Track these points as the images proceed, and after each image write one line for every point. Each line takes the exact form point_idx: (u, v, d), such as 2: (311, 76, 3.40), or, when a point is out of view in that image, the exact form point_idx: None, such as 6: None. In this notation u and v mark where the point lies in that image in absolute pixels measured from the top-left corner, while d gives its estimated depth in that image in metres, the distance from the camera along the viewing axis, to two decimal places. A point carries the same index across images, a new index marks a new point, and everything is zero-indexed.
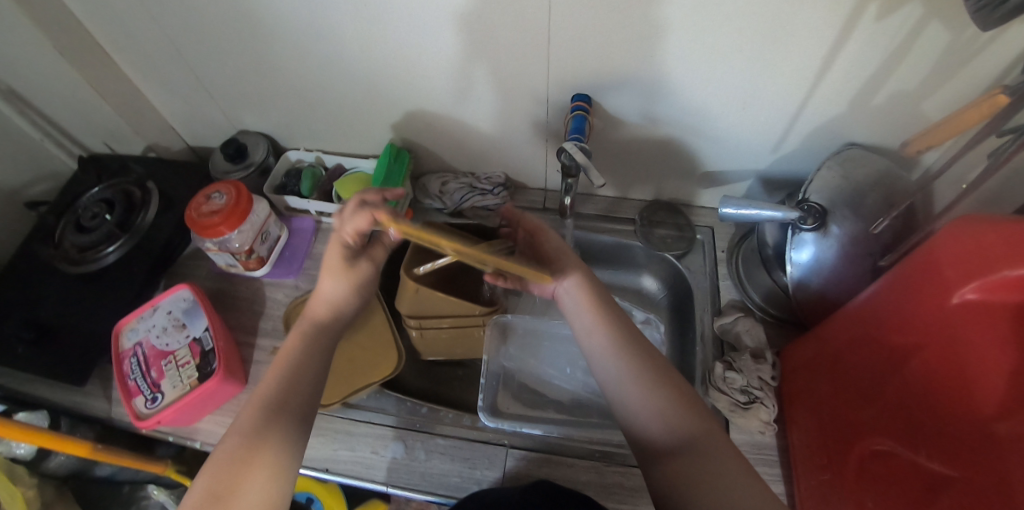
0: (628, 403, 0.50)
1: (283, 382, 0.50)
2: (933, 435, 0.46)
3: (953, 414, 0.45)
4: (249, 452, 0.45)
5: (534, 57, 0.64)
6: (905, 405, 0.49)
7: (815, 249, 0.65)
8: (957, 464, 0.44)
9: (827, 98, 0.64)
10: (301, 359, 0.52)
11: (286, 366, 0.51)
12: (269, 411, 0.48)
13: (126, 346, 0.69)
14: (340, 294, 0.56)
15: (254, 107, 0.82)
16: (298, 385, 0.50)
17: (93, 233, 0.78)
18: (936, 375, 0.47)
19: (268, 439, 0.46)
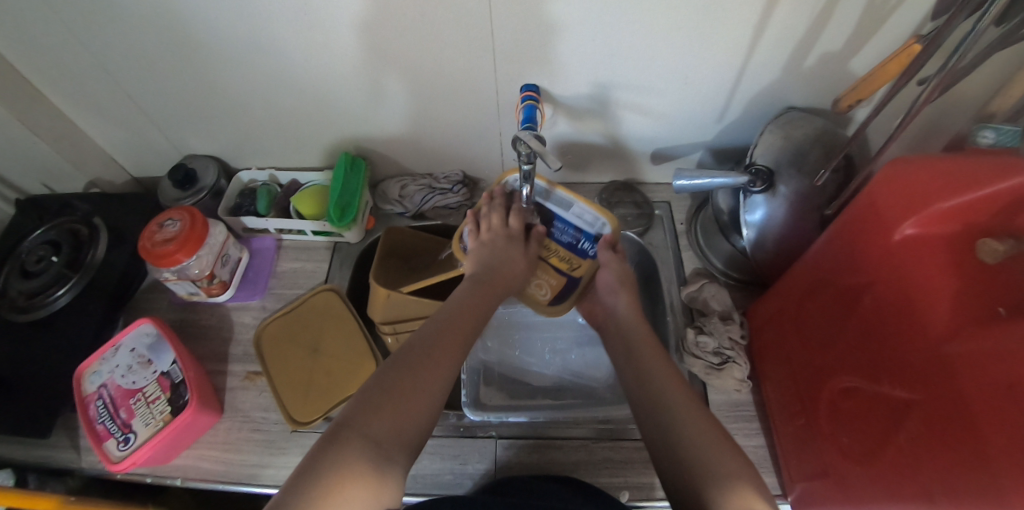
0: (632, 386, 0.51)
1: (405, 386, 0.45)
2: (891, 365, 0.48)
3: (904, 342, 0.47)
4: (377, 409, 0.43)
5: (479, 52, 0.65)
6: (864, 341, 0.52)
7: (766, 210, 0.68)
8: (915, 388, 0.46)
9: (763, 64, 0.67)
10: (430, 366, 0.48)
11: (416, 366, 0.47)
12: (396, 396, 0.44)
13: (89, 390, 0.66)
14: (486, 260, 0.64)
15: (200, 130, 0.80)
16: (421, 396, 0.45)
17: (40, 277, 0.76)
18: (887, 310, 0.50)
19: (393, 411, 0.44)
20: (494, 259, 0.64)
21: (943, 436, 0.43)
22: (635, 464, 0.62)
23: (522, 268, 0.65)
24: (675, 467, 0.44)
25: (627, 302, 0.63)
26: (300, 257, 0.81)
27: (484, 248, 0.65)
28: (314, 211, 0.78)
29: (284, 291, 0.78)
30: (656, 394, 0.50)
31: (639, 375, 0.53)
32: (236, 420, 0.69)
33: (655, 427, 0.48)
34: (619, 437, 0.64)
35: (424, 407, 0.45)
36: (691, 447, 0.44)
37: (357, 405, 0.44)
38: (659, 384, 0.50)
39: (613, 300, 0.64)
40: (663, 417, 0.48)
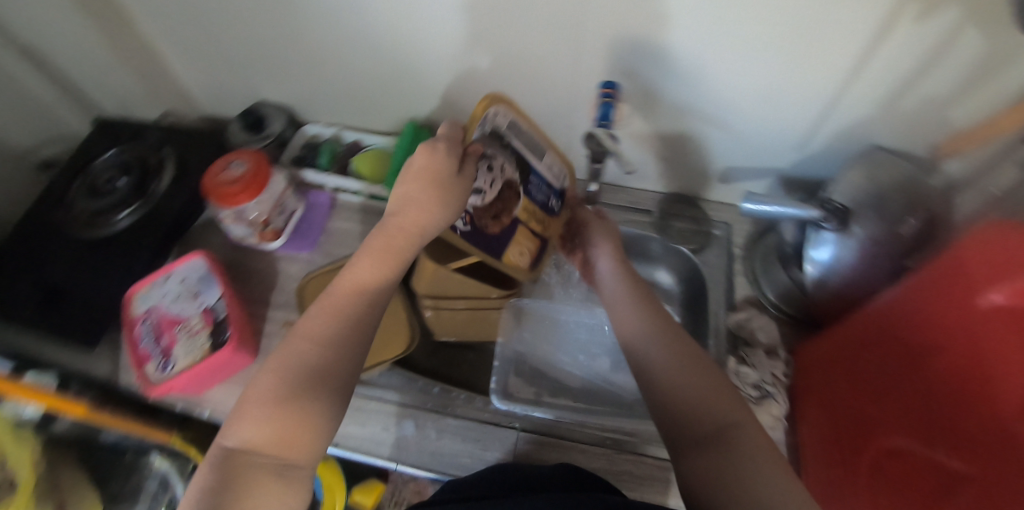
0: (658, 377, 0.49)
1: (300, 400, 0.44)
2: (951, 434, 0.47)
3: (970, 413, 0.45)
4: (274, 419, 0.44)
5: (566, 41, 0.63)
6: (923, 404, 0.50)
7: (835, 249, 0.64)
8: (976, 463, 0.44)
9: (857, 97, 0.63)
10: (327, 364, 0.46)
11: (310, 374, 0.45)
12: (290, 404, 0.44)
13: (138, 311, 0.69)
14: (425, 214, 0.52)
15: (274, 79, 0.81)
16: (315, 401, 0.45)
17: (108, 197, 0.78)
18: (958, 376, 0.48)
19: (289, 417, 0.44)
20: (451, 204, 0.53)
21: None
22: (654, 482, 0.61)
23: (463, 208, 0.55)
24: (684, 473, 0.45)
25: (612, 255, 0.64)
26: (352, 218, 0.82)
27: (433, 197, 0.51)
28: (373, 172, 0.79)
29: (332, 248, 0.79)
30: (657, 386, 0.49)
31: (642, 364, 0.51)
32: None
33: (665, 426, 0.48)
34: (641, 451, 0.62)
35: (319, 410, 0.45)
36: (699, 448, 0.44)
37: (250, 427, 0.43)
38: (663, 374, 0.49)
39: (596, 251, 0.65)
40: (674, 419, 0.47)
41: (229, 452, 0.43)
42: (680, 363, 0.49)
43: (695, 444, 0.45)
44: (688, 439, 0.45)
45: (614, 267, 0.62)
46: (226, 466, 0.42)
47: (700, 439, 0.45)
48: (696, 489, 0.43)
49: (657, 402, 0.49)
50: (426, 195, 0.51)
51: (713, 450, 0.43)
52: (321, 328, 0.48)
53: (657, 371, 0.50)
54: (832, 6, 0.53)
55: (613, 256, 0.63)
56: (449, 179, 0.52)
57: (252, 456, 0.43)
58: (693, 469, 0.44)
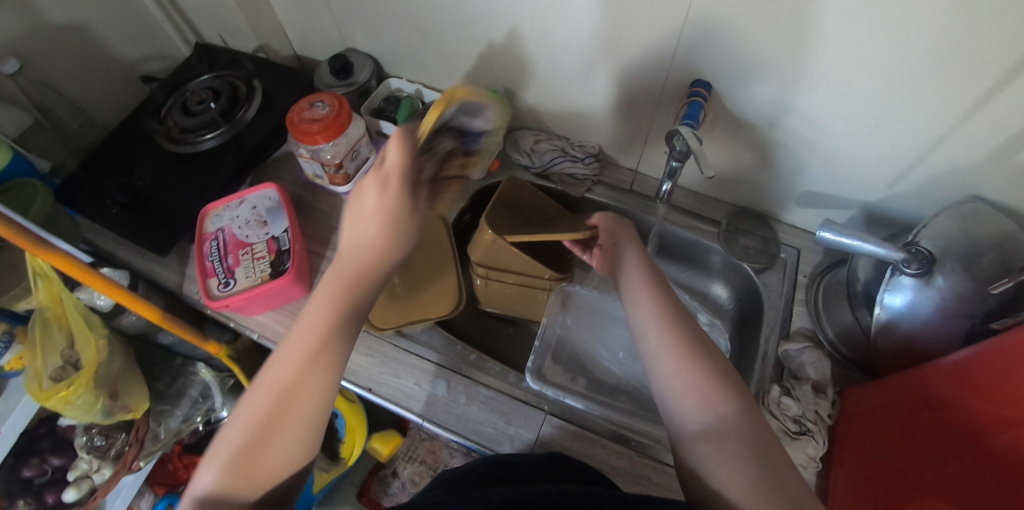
0: (668, 384, 0.46)
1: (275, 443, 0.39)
2: (969, 490, 0.45)
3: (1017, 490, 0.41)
4: (252, 456, 0.39)
5: (665, 32, 0.61)
6: (972, 474, 0.45)
7: (911, 297, 0.61)
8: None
9: (970, 140, 0.58)
10: (300, 404, 0.41)
11: (283, 413, 0.40)
12: (271, 437, 0.39)
13: (209, 229, 0.73)
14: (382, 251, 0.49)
15: (368, 28, 0.82)
16: (288, 443, 0.40)
17: (198, 117, 0.83)
18: (990, 434, 0.46)
19: (268, 453, 0.39)
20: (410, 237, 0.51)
21: None
22: (673, 493, 0.59)
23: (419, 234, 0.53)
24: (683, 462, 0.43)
25: (637, 247, 0.58)
26: None
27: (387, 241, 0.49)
28: None
29: None
30: (658, 368, 0.47)
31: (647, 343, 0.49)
32: None
33: (665, 409, 0.45)
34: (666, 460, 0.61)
35: (293, 451, 0.40)
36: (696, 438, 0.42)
37: (220, 482, 0.38)
38: (668, 357, 0.47)
39: (622, 243, 0.59)
40: (671, 404, 0.45)
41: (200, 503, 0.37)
42: (680, 349, 0.47)
43: (696, 433, 0.43)
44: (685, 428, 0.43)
45: (643, 264, 0.56)
46: None
47: (696, 429, 0.43)
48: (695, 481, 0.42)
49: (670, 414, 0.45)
50: (382, 238, 0.49)
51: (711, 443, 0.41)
52: (293, 361, 0.42)
53: (658, 351, 0.47)
54: (961, 39, 0.49)
55: (639, 249, 0.58)
56: (405, 220, 0.50)
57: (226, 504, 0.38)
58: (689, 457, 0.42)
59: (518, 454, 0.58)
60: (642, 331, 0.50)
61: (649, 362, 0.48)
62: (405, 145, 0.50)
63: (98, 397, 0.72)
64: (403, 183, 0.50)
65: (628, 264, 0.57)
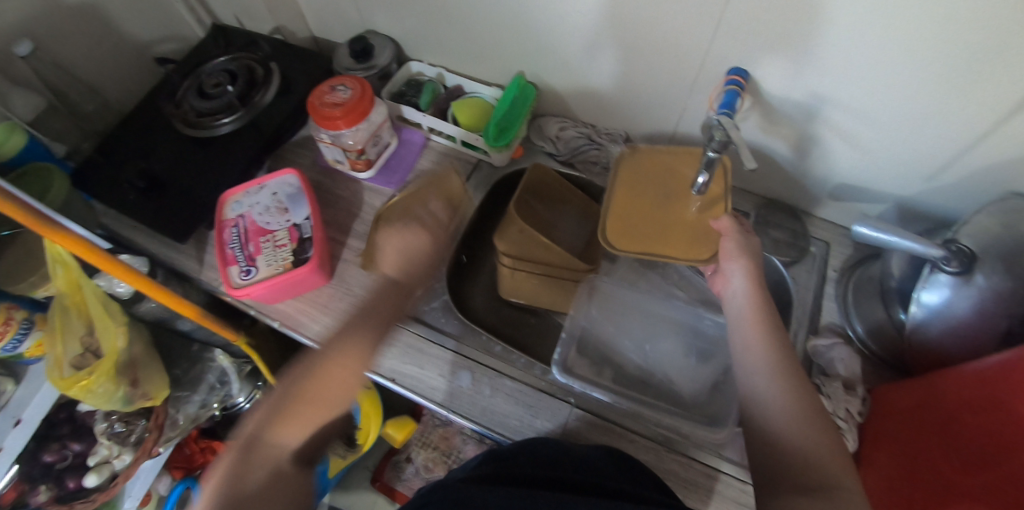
0: (768, 413, 0.48)
1: (311, 389, 0.51)
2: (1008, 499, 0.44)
3: None
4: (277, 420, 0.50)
5: (703, 20, 0.59)
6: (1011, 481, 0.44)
7: (948, 295, 0.59)
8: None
9: (1014, 138, 0.57)
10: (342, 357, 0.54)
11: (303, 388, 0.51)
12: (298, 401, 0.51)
13: (229, 216, 0.72)
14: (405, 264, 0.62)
15: (388, 10, 0.80)
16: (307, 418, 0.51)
17: (215, 101, 0.81)
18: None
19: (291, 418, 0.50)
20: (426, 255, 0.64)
21: None
22: (699, 488, 0.59)
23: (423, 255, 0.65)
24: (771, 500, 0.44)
25: (748, 272, 0.58)
26: (440, 162, 0.81)
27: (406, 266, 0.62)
28: (470, 122, 0.77)
29: None
30: (766, 416, 0.48)
31: (756, 383, 0.50)
32: (341, 291, 0.72)
33: (764, 453, 0.47)
34: (694, 455, 0.61)
35: (310, 426, 0.50)
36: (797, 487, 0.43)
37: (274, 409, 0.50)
38: (774, 409, 0.48)
39: (728, 265, 0.60)
40: (773, 453, 0.46)
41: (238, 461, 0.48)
42: (788, 396, 0.48)
43: (792, 486, 0.44)
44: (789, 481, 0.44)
45: (749, 294, 0.57)
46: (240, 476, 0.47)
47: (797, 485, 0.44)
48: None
49: (764, 447, 0.47)
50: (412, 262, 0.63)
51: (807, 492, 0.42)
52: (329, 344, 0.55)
53: (768, 396, 0.49)
54: (1013, 32, 0.47)
55: (750, 275, 0.58)
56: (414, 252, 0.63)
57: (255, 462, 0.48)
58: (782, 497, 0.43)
59: (568, 442, 0.55)
60: (747, 365, 0.52)
61: (753, 406, 0.50)
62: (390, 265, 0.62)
63: (119, 385, 0.72)
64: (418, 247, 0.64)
65: (735, 290, 0.58)
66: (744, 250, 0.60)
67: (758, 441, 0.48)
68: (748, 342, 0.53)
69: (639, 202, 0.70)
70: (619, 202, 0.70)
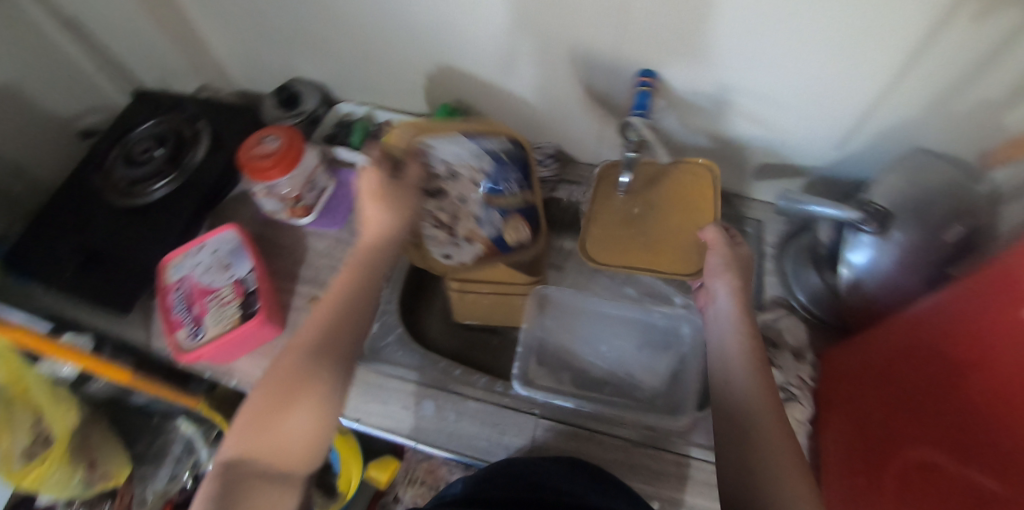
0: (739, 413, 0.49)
1: (298, 368, 0.52)
2: (953, 439, 0.48)
3: (1000, 432, 0.43)
4: (279, 404, 0.50)
5: (606, 28, 0.61)
6: (954, 424, 0.48)
7: (872, 253, 0.63)
8: (1010, 487, 0.41)
9: (904, 99, 0.61)
10: (320, 350, 0.54)
11: (299, 379, 0.52)
12: (296, 382, 0.52)
13: (171, 280, 0.71)
14: (385, 217, 0.61)
15: (310, 56, 0.81)
16: (299, 437, 0.51)
17: (144, 167, 0.80)
18: (960, 377, 0.48)
19: (296, 406, 0.51)
20: (405, 214, 0.63)
21: None
22: (670, 477, 0.60)
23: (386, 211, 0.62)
24: (746, 496, 0.43)
25: (732, 290, 0.58)
26: None
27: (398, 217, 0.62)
28: None
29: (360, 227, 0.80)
30: (741, 404, 0.49)
31: (733, 374, 0.52)
32: None
33: (729, 439, 0.48)
34: (661, 446, 0.62)
35: (307, 443, 0.51)
36: (776, 481, 0.43)
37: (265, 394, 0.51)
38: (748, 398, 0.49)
39: (714, 286, 0.60)
40: (745, 443, 0.46)
41: (227, 463, 0.48)
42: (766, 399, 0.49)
43: (758, 486, 0.43)
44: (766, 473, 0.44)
45: (733, 309, 0.57)
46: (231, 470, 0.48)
47: (772, 485, 0.43)
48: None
49: (728, 435, 0.48)
50: (381, 215, 0.62)
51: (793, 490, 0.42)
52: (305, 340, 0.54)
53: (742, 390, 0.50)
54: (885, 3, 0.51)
55: (733, 294, 0.58)
56: (391, 192, 0.62)
57: (252, 459, 0.49)
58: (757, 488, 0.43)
59: (536, 459, 0.56)
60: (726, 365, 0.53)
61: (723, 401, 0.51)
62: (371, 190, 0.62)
63: (75, 468, 0.72)
64: (395, 197, 0.62)
65: (721, 309, 0.58)
66: (729, 264, 0.60)
67: (727, 425, 0.49)
68: (727, 351, 0.54)
69: (621, 218, 0.72)
70: (600, 222, 0.72)
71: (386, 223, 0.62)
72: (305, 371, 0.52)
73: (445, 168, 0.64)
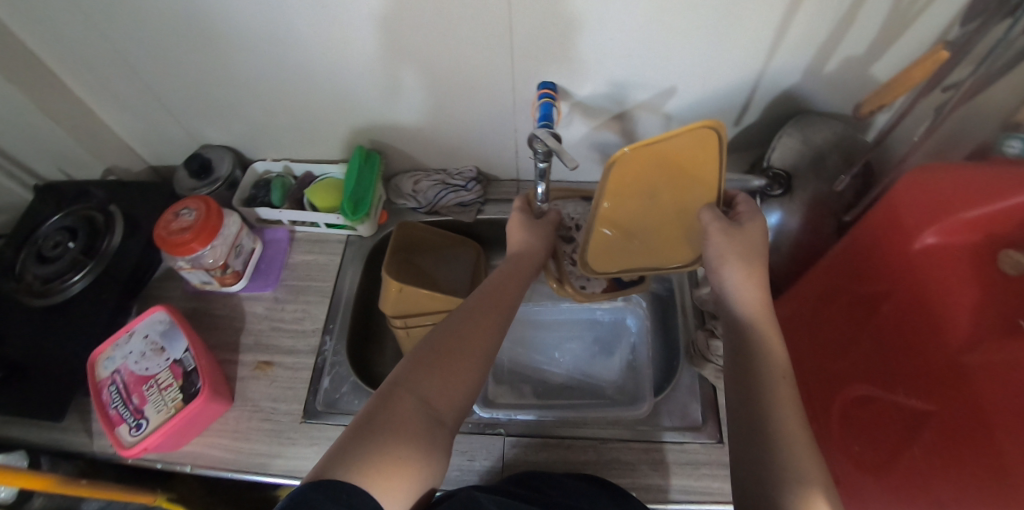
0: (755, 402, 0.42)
1: (463, 322, 0.48)
2: (879, 366, 0.54)
3: (929, 348, 0.51)
4: (443, 351, 0.45)
5: (496, 49, 0.63)
6: (881, 351, 0.55)
7: (783, 215, 0.67)
8: (941, 401, 0.48)
9: (780, 70, 0.66)
10: (482, 316, 0.49)
11: (460, 334, 0.46)
12: (459, 335, 0.46)
13: (102, 375, 0.67)
14: (529, 241, 0.61)
15: (217, 122, 0.80)
16: (452, 390, 0.43)
17: (57, 263, 0.76)
18: (874, 310, 0.57)
19: (448, 362, 0.44)
20: (546, 238, 0.63)
21: (960, 444, 0.46)
22: (642, 466, 0.61)
23: (528, 237, 0.61)
24: (750, 453, 0.41)
25: (743, 274, 0.49)
26: (313, 249, 0.82)
27: (537, 237, 0.62)
28: (327, 203, 0.79)
29: (297, 283, 0.79)
30: (755, 355, 0.45)
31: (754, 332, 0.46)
32: (246, 409, 0.69)
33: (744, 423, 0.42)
34: (627, 437, 0.63)
35: (451, 405, 0.43)
36: (785, 438, 0.40)
37: (430, 339, 0.46)
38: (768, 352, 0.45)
39: (716, 276, 0.51)
40: (756, 399, 0.42)
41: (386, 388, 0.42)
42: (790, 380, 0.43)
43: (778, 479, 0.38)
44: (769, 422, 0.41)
45: (742, 284, 0.49)
46: (384, 404, 0.41)
47: (786, 472, 0.38)
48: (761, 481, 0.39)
49: (739, 420, 0.43)
50: (533, 238, 0.61)
51: (800, 445, 0.39)
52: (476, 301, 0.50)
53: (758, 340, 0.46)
54: None
55: (742, 271, 0.49)
56: (532, 222, 0.63)
57: (406, 399, 0.41)
58: (762, 444, 0.40)
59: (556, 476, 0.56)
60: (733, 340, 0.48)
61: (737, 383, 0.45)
62: (522, 223, 0.63)
63: None
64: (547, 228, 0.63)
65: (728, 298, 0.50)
66: (726, 251, 0.51)
67: (738, 379, 0.45)
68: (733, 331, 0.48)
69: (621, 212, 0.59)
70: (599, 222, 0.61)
71: (524, 246, 0.61)
72: (469, 329, 0.47)
73: (570, 220, 0.71)
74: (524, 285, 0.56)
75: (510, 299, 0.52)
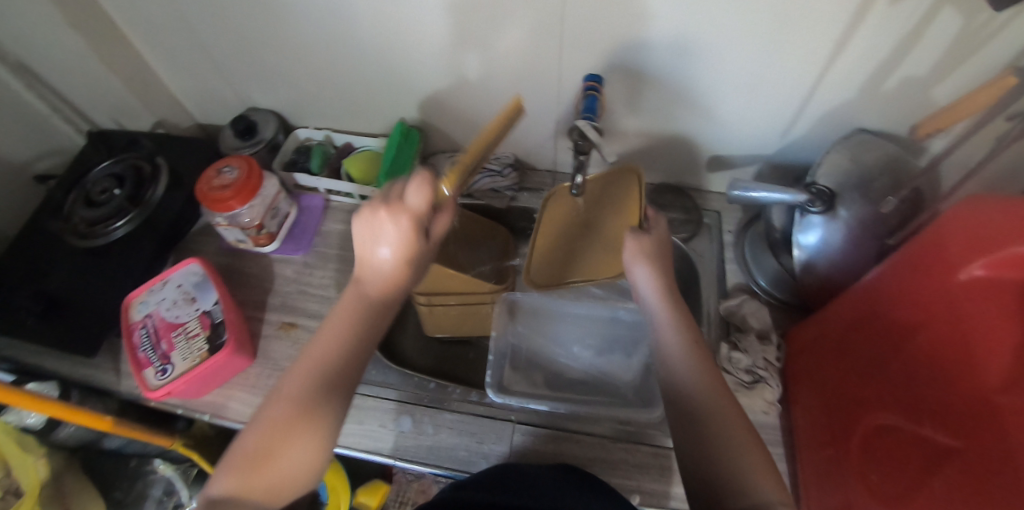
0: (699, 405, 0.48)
1: (293, 406, 0.43)
2: (907, 397, 0.52)
3: (959, 387, 0.47)
4: (272, 447, 0.41)
5: (546, 36, 0.63)
6: (910, 383, 0.52)
7: (823, 232, 0.66)
8: (963, 437, 0.45)
9: (836, 84, 0.64)
10: (325, 388, 0.44)
11: (292, 425, 0.42)
12: (294, 424, 0.42)
13: (135, 318, 0.70)
14: (395, 275, 0.45)
15: (264, 86, 0.82)
16: (286, 477, 0.42)
17: (103, 207, 0.80)
18: (908, 340, 0.53)
19: (278, 458, 0.41)
20: (420, 269, 0.48)
21: (976, 486, 0.42)
22: (650, 470, 0.61)
23: (398, 273, 0.45)
24: (703, 453, 0.46)
25: (655, 273, 0.57)
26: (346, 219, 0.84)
27: (410, 274, 0.47)
28: (363, 175, 0.80)
29: (327, 250, 0.81)
30: (691, 392, 0.48)
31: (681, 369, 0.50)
32: (267, 367, 0.71)
33: (693, 429, 0.47)
34: (637, 439, 0.63)
35: (287, 488, 0.42)
36: (734, 448, 0.44)
37: (255, 431, 0.42)
38: (702, 385, 0.49)
39: (636, 268, 0.59)
40: (707, 416, 0.47)
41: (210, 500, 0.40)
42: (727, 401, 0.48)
43: (729, 485, 0.43)
44: (723, 433, 0.45)
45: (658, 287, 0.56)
46: None
47: (740, 475, 0.43)
48: (719, 479, 0.44)
49: (689, 430, 0.47)
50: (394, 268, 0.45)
51: (752, 455, 0.44)
52: (310, 370, 0.44)
53: (705, 395, 0.47)
54: None
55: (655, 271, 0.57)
56: (418, 258, 0.46)
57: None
58: (725, 468, 0.44)
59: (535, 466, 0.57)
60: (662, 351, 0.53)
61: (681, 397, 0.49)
62: (407, 259, 0.45)
63: None
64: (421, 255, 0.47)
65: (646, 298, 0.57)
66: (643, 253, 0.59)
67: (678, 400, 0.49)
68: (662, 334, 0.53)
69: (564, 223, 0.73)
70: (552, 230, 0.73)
71: (389, 287, 0.46)
72: (300, 416, 0.42)
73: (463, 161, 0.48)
74: (381, 323, 0.48)
75: (359, 356, 0.46)
